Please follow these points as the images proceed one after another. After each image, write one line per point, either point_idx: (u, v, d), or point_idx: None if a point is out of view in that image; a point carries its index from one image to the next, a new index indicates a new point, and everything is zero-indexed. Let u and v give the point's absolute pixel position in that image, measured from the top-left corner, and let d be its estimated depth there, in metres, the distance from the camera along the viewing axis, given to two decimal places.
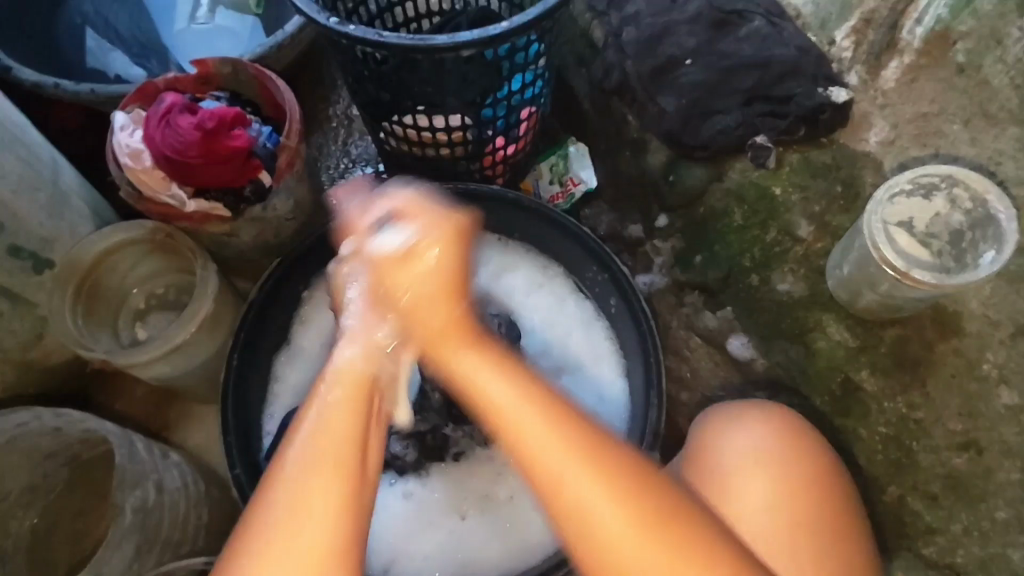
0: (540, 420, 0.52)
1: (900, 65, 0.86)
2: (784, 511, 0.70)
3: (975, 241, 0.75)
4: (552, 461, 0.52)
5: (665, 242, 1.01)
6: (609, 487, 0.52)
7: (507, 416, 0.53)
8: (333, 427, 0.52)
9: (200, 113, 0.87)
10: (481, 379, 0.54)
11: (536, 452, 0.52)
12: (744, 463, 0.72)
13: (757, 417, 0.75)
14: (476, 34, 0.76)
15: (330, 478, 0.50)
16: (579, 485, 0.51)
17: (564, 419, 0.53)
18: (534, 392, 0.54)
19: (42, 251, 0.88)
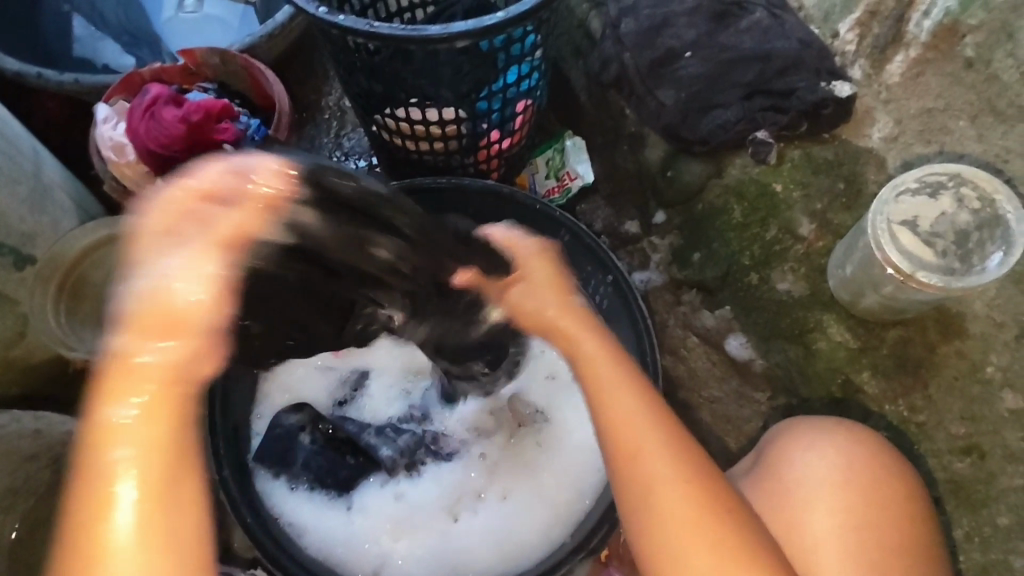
0: (634, 403, 0.61)
1: (906, 59, 0.84)
2: (870, 533, 0.68)
3: (982, 242, 0.73)
4: (637, 433, 0.60)
5: (663, 238, 1.00)
6: (698, 495, 0.59)
7: (599, 370, 0.63)
8: (128, 430, 0.48)
9: (185, 106, 0.84)
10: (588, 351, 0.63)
11: (642, 448, 0.60)
12: (831, 484, 0.70)
13: (836, 439, 0.73)
14: (471, 25, 0.73)
15: (161, 466, 0.49)
16: (658, 467, 0.59)
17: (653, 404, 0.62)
18: (618, 354, 0.64)
19: (23, 246, 0.84)
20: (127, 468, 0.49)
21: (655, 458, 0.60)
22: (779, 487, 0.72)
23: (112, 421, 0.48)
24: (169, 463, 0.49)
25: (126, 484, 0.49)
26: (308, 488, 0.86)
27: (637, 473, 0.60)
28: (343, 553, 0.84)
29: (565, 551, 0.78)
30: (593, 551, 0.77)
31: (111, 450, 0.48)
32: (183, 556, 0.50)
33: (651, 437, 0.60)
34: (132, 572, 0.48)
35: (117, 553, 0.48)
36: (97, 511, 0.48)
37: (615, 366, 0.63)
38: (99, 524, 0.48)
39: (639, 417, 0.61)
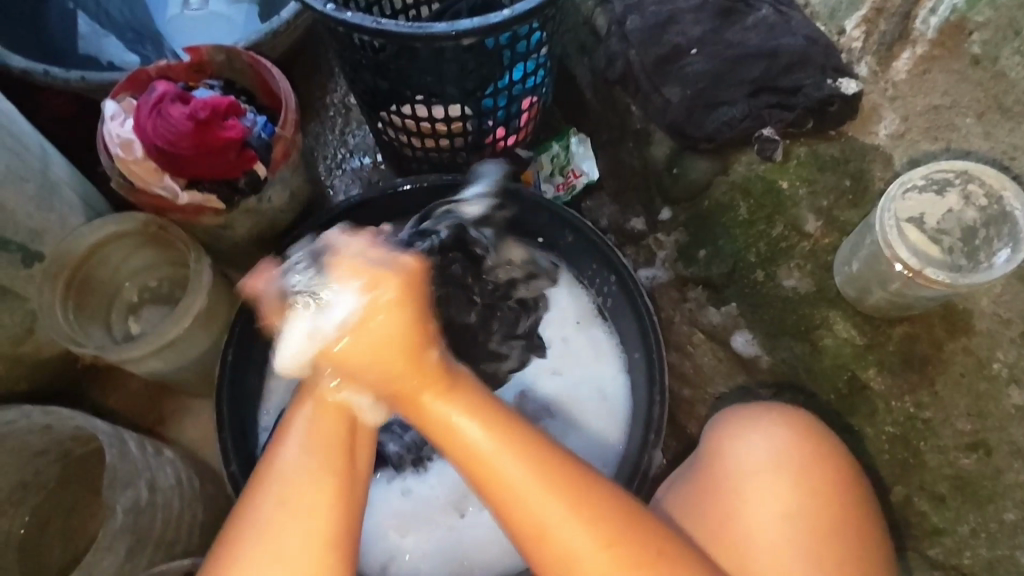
0: (524, 472, 0.54)
1: (912, 56, 0.85)
2: (797, 517, 0.68)
3: (989, 239, 0.74)
4: (535, 508, 0.54)
5: (669, 235, 0.99)
6: (598, 531, 0.55)
7: (498, 473, 0.54)
8: (320, 433, 0.55)
9: (192, 103, 0.84)
10: (458, 423, 0.54)
11: (516, 495, 0.54)
12: (755, 474, 0.70)
13: (762, 427, 0.73)
14: (478, 22, 0.74)
15: (323, 479, 0.54)
16: (572, 535, 0.55)
17: (549, 463, 0.55)
18: (495, 423, 0.55)
19: (31, 243, 0.85)
20: (329, 421, 0.55)
21: (568, 528, 0.55)
22: (706, 481, 0.72)
23: (303, 442, 0.55)
24: (338, 434, 0.55)
25: (323, 439, 0.55)
26: None
27: (554, 550, 0.55)
28: None
29: None
30: None
31: (299, 459, 0.54)
32: (326, 487, 0.53)
33: (536, 490, 0.54)
34: (319, 501, 0.53)
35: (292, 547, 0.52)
36: (276, 513, 0.53)
37: (488, 434, 0.54)
38: (289, 528, 0.52)
39: (528, 491, 0.54)
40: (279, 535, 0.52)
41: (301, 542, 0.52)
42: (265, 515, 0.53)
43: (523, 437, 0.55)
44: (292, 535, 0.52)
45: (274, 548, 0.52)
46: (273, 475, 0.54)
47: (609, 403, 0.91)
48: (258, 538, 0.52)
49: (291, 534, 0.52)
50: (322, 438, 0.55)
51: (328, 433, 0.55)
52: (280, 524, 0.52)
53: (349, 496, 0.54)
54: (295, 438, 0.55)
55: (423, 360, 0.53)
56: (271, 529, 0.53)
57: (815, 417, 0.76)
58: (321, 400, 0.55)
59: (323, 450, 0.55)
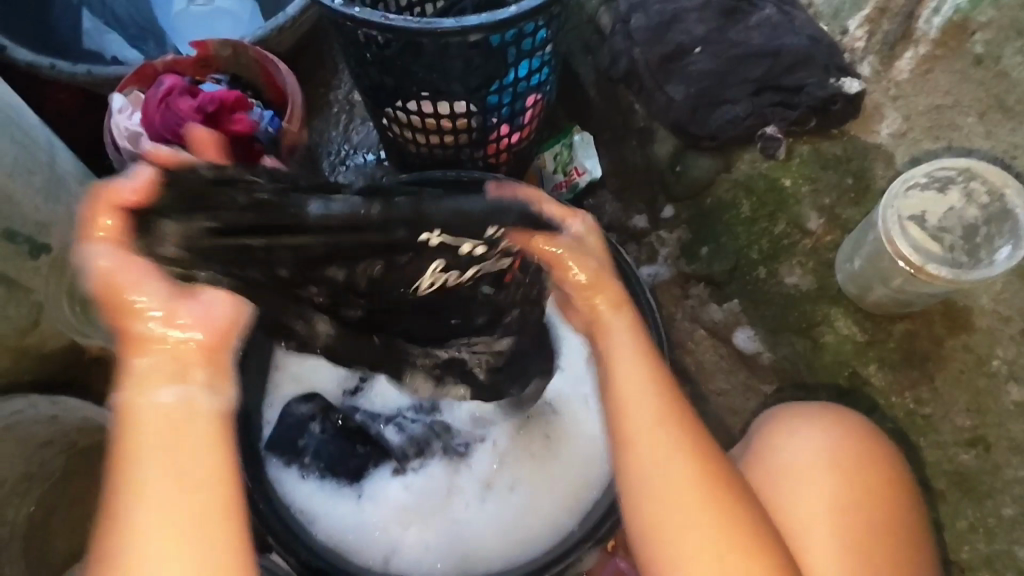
0: (653, 411, 0.63)
1: (915, 56, 0.85)
2: (859, 517, 0.68)
3: (990, 237, 0.74)
4: (639, 413, 0.64)
5: (671, 233, 1.01)
6: (695, 459, 0.62)
7: (618, 359, 0.67)
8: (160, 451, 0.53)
9: (201, 97, 0.85)
10: (612, 332, 0.68)
11: (642, 434, 0.63)
12: (817, 471, 0.70)
13: (833, 422, 0.74)
14: (485, 19, 0.74)
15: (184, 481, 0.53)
16: (663, 443, 0.62)
17: (671, 402, 0.64)
18: (644, 341, 0.68)
19: (38, 235, 0.85)
20: (143, 426, 0.53)
21: (666, 446, 0.62)
22: (764, 473, 0.72)
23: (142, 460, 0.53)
24: (166, 433, 0.53)
25: (158, 482, 0.52)
26: (318, 476, 0.86)
27: (638, 462, 0.62)
28: (353, 541, 0.84)
29: (572, 541, 0.79)
30: (602, 540, 0.78)
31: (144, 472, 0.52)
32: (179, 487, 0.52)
33: (654, 416, 0.63)
34: (171, 504, 0.52)
35: (163, 552, 0.51)
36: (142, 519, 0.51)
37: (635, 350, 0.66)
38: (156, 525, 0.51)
39: (648, 409, 0.64)
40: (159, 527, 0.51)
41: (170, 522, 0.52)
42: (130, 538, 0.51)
43: (661, 375, 0.66)
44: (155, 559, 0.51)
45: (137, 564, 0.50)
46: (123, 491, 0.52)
47: None
48: (130, 556, 0.51)
49: (151, 549, 0.51)
50: (152, 447, 0.53)
51: (167, 429, 0.54)
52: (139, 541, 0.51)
53: (212, 501, 0.53)
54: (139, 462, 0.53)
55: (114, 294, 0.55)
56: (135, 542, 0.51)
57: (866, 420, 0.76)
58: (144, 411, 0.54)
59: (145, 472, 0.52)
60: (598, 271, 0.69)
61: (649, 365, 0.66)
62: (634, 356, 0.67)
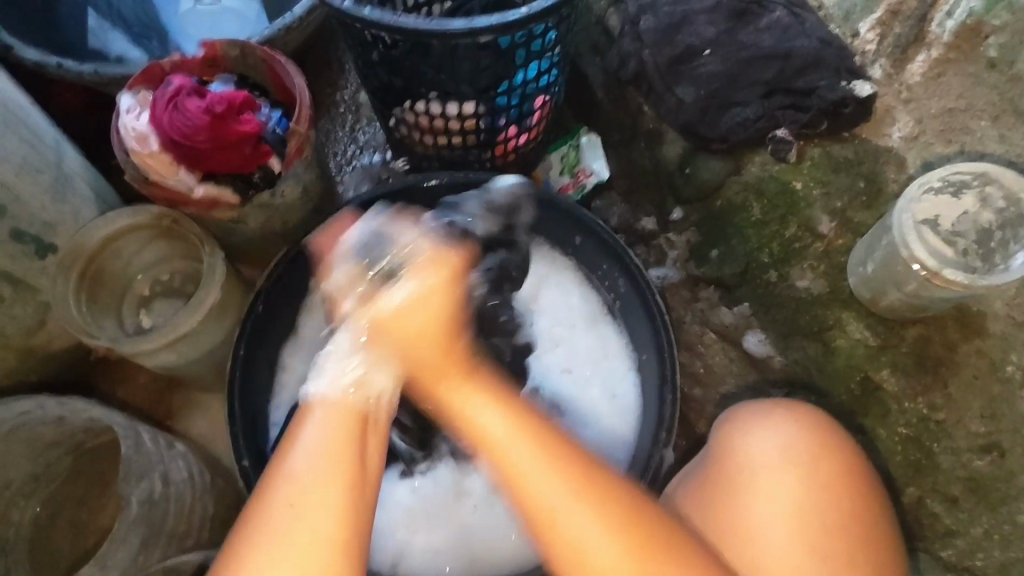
0: (548, 476, 0.56)
1: (927, 58, 0.85)
2: (813, 515, 0.68)
3: (1006, 241, 0.73)
4: (535, 480, 0.56)
5: (680, 236, 1.00)
6: (611, 526, 0.56)
7: (482, 426, 0.57)
8: (332, 443, 0.54)
9: (209, 97, 0.84)
10: (455, 388, 0.58)
11: (524, 479, 0.56)
12: (772, 467, 0.70)
13: (786, 418, 0.74)
14: (495, 20, 0.74)
15: (342, 474, 0.53)
16: (568, 510, 0.56)
17: (557, 450, 0.57)
18: (495, 388, 0.58)
19: (44, 235, 0.85)
20: (339, 436, 0.55)
21: (570, 511, 0.56)
22: (724, 476, 0.72)
23: (314, 434, 0.55)
24: (340, 456, 0.54)
25: (324, 480, 0.53)
26: None
27: (547, 522, 0.56)
28: None
29: None
30: None
31: (309, 462, 0.53)
32: (337, 483, 0.53)
33: (550, 482, 0.56)
34: (323, 536, 0.51)
35: (302, 545, 0.51)
36: (292, 510, 0.52)
37: (496, 402, 0.57)
38: (297, 518, 0.51)
39: (539, 471, 0.56)
40: (300, 518, 0.51)
41: (324, 520, 0.52)
42: (273, 523, 0.52)
43: (533, 423, 0.57)
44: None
45: (284, 544, 0.51)
46: (288, 472, 0.53)
47: (619, 403, 0.89)
48: (264, 546, 0.51)
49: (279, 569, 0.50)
50: (326, 467, 0.53)
51: (332, 446, 0.54)
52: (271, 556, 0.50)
53: (358, 508, 0.53)
54: (304, 452, 0.54)
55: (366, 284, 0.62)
56: (278, 524, 0.51)
57: (828, 415, 0.76)
58: (321, 408, 0.56)
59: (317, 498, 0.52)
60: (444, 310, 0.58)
61: (512, 409, 0.58)
62: (492, 405, 0.58)
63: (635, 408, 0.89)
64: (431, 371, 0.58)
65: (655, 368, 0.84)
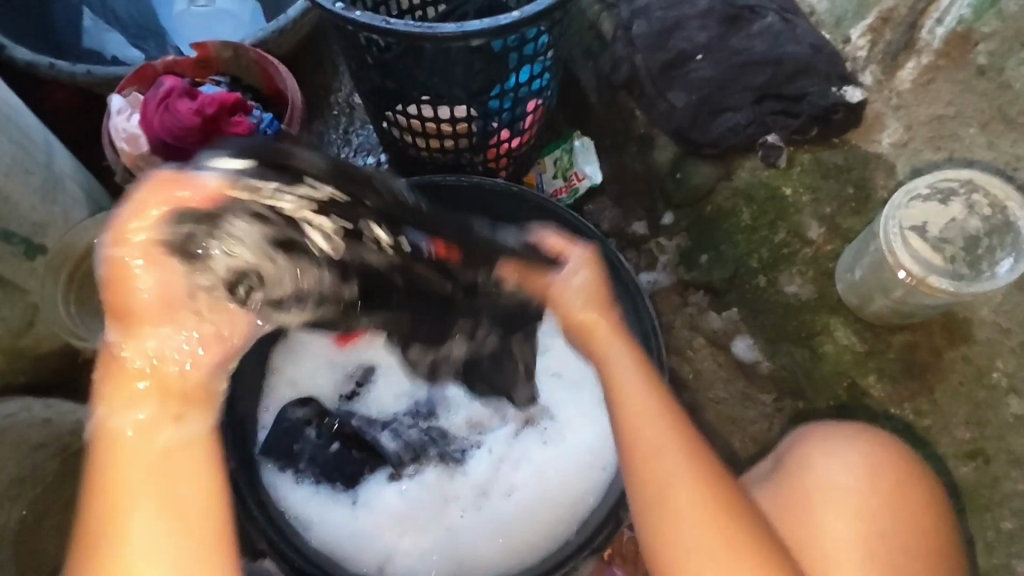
0: (665, 434, 0.65)
1: (917, 65, 0.85)
2: (893, 545, 0.67)
3: (991, 248, 0.74)
4: (651, 430, 0.65)
5: (670, 241, 0.99)
6: (702, 480, 0.64)
7: (619, 379, 0.67)
8: (128, 462, 0.56)
9: (200, 99, 0.84)
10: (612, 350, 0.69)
11: (638, 428, 0.65)
12: (859, 494, 0.69)
13: (881, 444, 0.72)
14: (486, 24, 0.74)
15: (144, 485, 0.56)
16: (668, 462, 0.64)
17: (676, 421, 0.66)
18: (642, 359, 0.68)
19: (34, 236, 0.84)
20: (135, 461, 0.56)
21: (671, 461, 0.64)
22: (804, 498, 0.70)
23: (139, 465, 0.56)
24: (194, 396, 0.59)
25: (142, 503, 0.56)
26: (313, 482, 0.86)
27: (646, 471, 0.65)
28: (349, 549, 0.84)
29: (568, 550, 0.79)
30: (596, 549, 0.79)
31: (133, 481, 0.56)
32: (156, 503, 0.56)
33: (663, 434, 0.65)
34: (174, 558, 0.55)
35: (134, 553, 0.55)
36: (109, 523, 0.55)
37: (641, 374, 0.67)
38: (125, 541, 0.55)
39: (661, 426, 0.65)
40: (127, 541, 0.55)
41: (152, 535, 0.55)
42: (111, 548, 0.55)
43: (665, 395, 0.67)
44: (144, 530, 0.55)
45: (120, 545, 0.55)
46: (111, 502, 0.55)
47: None
48: (107, 560, 0.54)
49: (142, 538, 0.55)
50: (174, 472, 0.57)
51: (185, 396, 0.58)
52: (126, 559, 0.55)
53: (196, 529, 0.56)
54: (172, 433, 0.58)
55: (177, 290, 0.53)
56: (105, 537, 0.55)
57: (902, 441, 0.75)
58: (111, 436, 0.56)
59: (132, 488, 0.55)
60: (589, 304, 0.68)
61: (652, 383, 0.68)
62: (635, 369, 0.68)
63: None
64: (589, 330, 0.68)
65: None
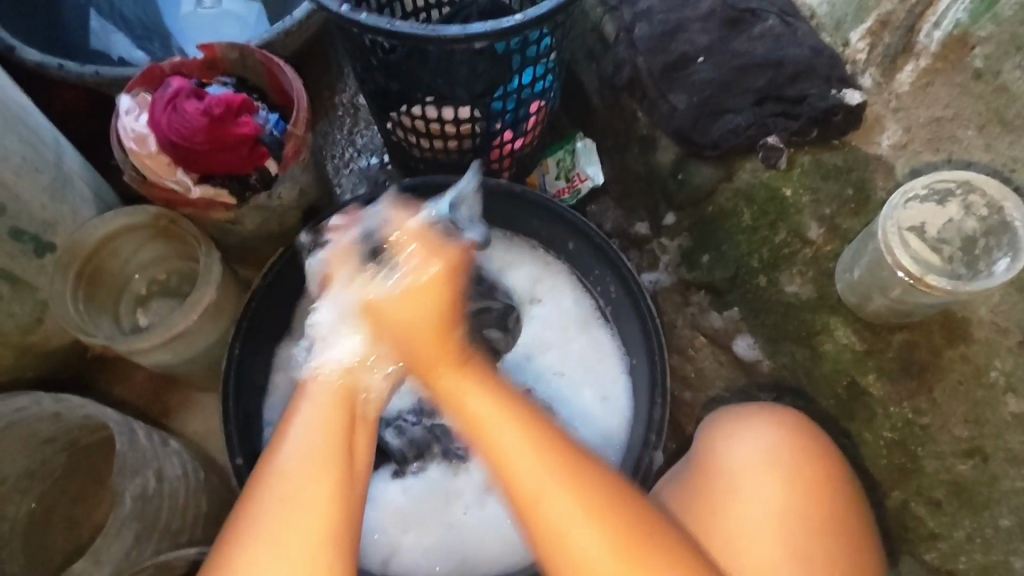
0: (530, 456, 0.59)
1: (915, 69, 0.85)
2: (793, 510, 0.71)
3: (988, 248, 0.75)
4: (517, 454, 0.59)
5: (672, 240, 1.02)
6: (582, 494, 0.58)
7: (483, 419, 0.61)
8: (314, 438, 0.59)
9: (207, 99, 0.85)
10: (465, 392, 0.62)
11: (507, 454, 0.59)
12: (754, 472, 0.73)
13: (784, 421, 0.77)
14: (490, 26, 0.75)
15: (324, 468, 0.58)
16: (539, 478, 0.58)
17: (545, 437, 0.60)
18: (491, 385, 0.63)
19: (43, 234, 0.86)
20: (326, 412, 0.62)
21: (541, 477, 0.58)
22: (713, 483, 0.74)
23: (305, 430, 0.60)
24: (335, 433, 0.61)
25: (315, 481, 0.57)
26: None
27: (524, 498, 0.59)
28: None
29: None
30: None
31: (298, 448, 0.59)
32: (328, 472, 0.58)
33: (528, 455, 0.59)
34: (312, 537, 0.55)
35: (283, 543, 0.54)
36: (279, 522, 0.55)
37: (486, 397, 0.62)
38: (279, 523, 0.55)
39: (522, 445, 0.59)
40: (300, 504, 0.56)
41: (303, 524, 0.55)
42: (261, 529, 0.55)
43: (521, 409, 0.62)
44: (302, 535, 0.55)
45: (274, 533, 0.55)
46: (276, 468, 0.58)
47: (611, 405, 0.91)
48: (248, 556, 0.54)
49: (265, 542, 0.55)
50: (314, 452, 0.59)
51: (420, 343, 0.63)
52: (260, 553, 0.54)
53: (346, 501, 0.58)
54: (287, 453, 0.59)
55: (449, 340, 0.64)
56: (263, 531, 0.55)
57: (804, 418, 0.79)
58: (315, 385, 0.64)
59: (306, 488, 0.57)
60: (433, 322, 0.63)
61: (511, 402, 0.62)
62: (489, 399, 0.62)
63: (627, 408, 0.90)
64: (429, 362, 0.63)
65: (646, 373, 0.85)
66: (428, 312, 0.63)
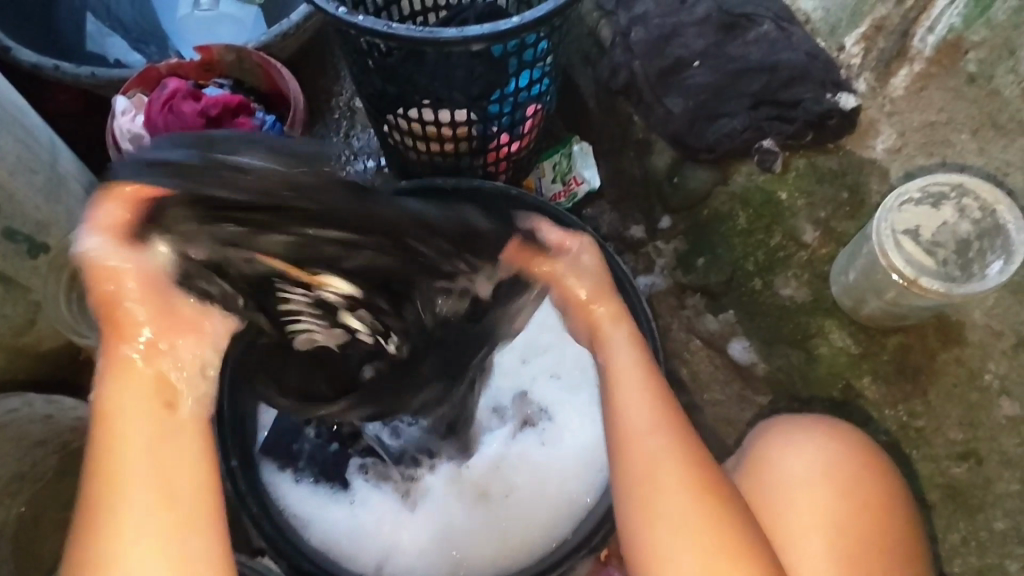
0: (654, 431, 0.66)
1: (909, 73, 0.86)
2: (850, 528, 0.69)
3: (982, 251, 0.75)
4: (642, 423, 0.66)
5: (667, 243, 1.02)
6: (695, 480, 0.64)
7: (620, 371, 0.69)
8: (127, 402, 0.58)
9: (204, 100, 0.86)
10: (610, 345, 0.71)
11: (635, 423, 0.66)
12: (816, 485, 0.71)
13: (835, 434, 0.74)
14: (487, 29, 0.75)
15: (189, 433, 0.59)
16: (661, 460, 0.64)
17: (669, 411, 0.67)
18: (643, 359, 0.70)
19: (37, 235, 0.85)
20: (132, 385, 0.58)
21: (660, 450, 0.65)
22: (769, 497, 0.71)
23: (133, 417, 0.58)
24: (169, 435, 0.58)
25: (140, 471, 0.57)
26: (313, 481, 0.87)
27: (643, 477, 0.65)
28: (347, 546, 0.84)
29: (566, 548, 0.80)
30: (595, 549, 0.79)
31: (146, 434, 0.58)
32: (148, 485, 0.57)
33: (654, 430, 0.66)
34: (149, 545, 0.56)
35: (128, 531, 0.56)
36: (122, 505, 0.56)
37: (635, 368, 0.68)
38: (125, 511, 0.56)
39: (649, 418, 0.66)
40: (120, 490, 0.56)
41: (144, 505, 0.56)
42: (128, 499, 0.56)
43: (654, 375, 0.69)
44: (142, 523, 0.56)
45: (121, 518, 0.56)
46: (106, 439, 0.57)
47: None
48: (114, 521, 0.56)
49: (130, 517, 0.56)
50: (142, 435, 0.58)
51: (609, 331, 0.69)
52: (106, 540, 0.55)
53: (181, 495, 0.57)
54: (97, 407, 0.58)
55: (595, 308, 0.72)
56: (114, 518, 0.56)
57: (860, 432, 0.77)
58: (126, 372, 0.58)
59: (135, 454, 0.57)
60: (593, 294, 0.72)
61: (651, 381, 0.69)
62: (634, 364, 0.69)
63: None
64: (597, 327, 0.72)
65: None
66: (600, 278, 0.73)
